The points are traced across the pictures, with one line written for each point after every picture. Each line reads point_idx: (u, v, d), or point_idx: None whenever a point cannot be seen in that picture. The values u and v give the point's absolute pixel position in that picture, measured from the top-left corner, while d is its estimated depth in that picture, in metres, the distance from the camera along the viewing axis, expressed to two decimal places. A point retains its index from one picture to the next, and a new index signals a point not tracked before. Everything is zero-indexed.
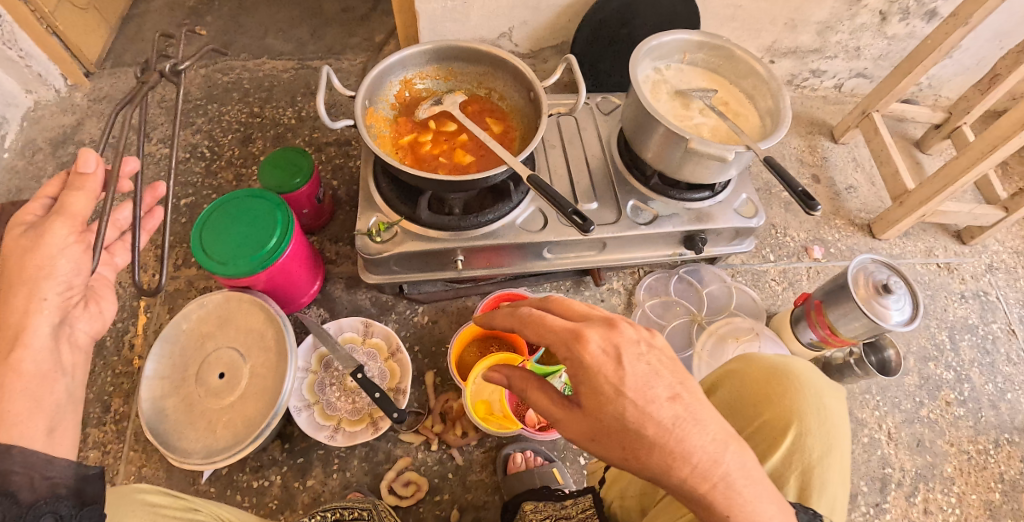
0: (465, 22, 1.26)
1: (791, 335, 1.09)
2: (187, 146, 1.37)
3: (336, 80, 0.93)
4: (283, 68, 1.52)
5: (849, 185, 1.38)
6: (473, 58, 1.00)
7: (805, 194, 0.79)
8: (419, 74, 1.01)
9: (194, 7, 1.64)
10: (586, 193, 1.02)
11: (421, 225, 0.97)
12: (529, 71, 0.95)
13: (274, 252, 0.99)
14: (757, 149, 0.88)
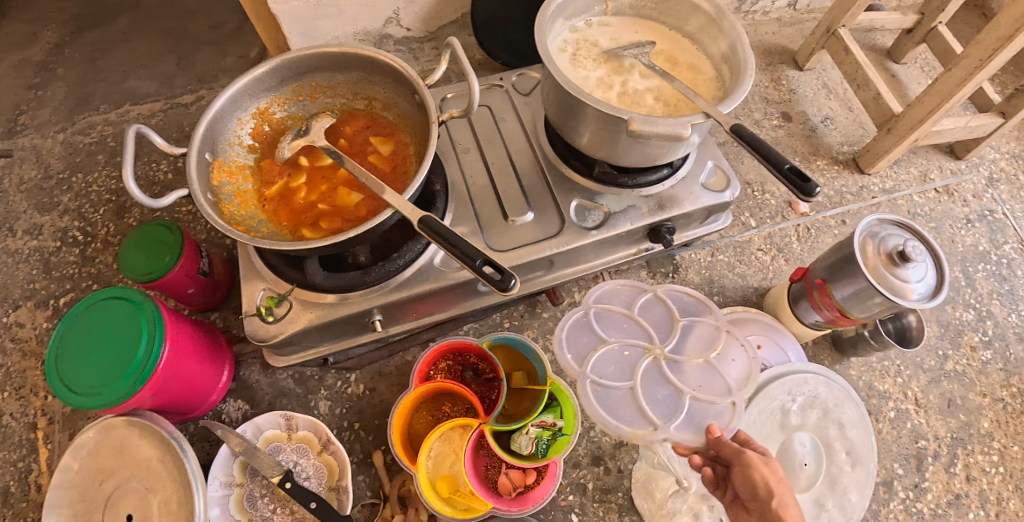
0: (338, 16, 1.03)
1: (792, 317, 0.92)
2: (56, 231, 1.13)
3: (157, 139, 0.76)
4: (152, 112, 1.27)
5: (824, 116, 1.19)
6: (338, 65, 0.84)
7: (795, 171, 0.60)
8: (273, 101, 0.86)
9: (43, 61, 1.37)
10: (518, 203, 0.83)
11: (319, 290, 0.83)
12: (404, 69, 0.78)
13: (149, 363, 0.81)
14: (717, 116, 0.68)
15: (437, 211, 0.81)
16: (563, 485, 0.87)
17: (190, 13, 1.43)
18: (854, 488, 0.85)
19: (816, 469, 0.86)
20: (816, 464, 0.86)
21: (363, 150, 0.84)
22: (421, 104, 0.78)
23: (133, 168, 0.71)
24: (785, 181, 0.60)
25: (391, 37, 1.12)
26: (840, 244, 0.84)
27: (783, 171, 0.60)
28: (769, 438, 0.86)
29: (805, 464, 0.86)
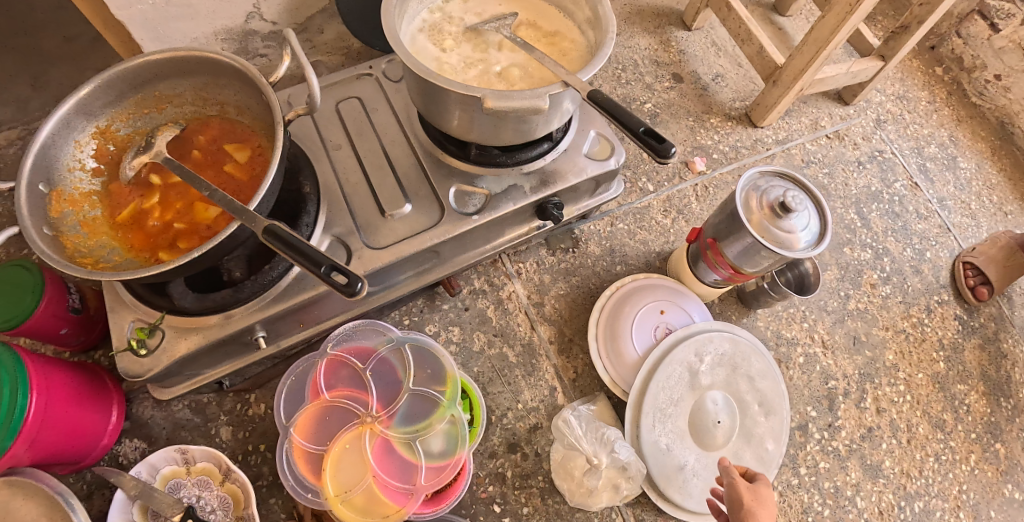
0: (192, 15, 0.95)
1: (693, 278, 0.92)
2: None
3: None
4: None
5: (714, 74, 1.20)
6: (178, 70, 0.77)
7: (650, 132, 0.58)
8: (113, 117, 0.78)
9: None
10: (394, 196, 0.80)
11: (192, 313, 0.77)
12: (246, 69, 0.73)
13: (15, 414, 0.72)
14: (574, 82, 0.65)
15: (308, 215, 0.76)
16: (483, 477, 0.83)
17: (41, 26, 1.30)
18: (767, 438, 0.86)
19: (732, 424, 0.86)
20: (732, 419, 0.86)
21: (219, 160, 0.79)
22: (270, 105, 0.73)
23: None
24: (641, 144, 0.57)
25: (257, 32, 1.04)
26: (726, 201, 0.83)
27: (637, 134, 0.58)
28: (683, 400, 0.84)
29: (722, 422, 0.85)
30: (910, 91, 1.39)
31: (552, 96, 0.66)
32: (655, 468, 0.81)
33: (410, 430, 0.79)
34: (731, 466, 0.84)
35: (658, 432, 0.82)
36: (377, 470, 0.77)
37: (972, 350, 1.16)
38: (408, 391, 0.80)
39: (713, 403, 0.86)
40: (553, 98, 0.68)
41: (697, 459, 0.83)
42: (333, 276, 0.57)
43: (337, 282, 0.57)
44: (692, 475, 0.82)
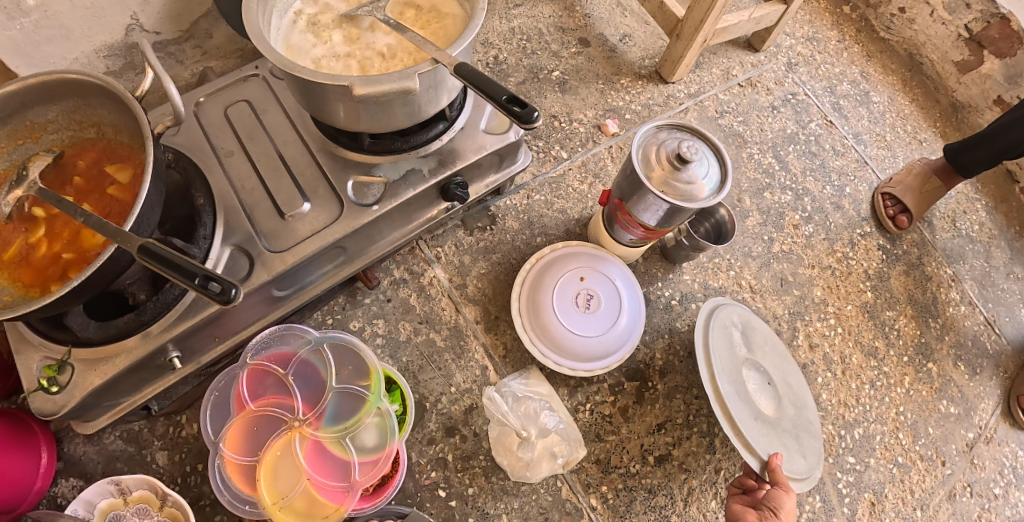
0: (66, 34, 0.91)
1: (611, 240, 0.93)
2: None
3: None
4: None
5: (621, 35, 1.20)
6: (42, 96, 0.74)
7: (513, 100, 0.58)
8: None
9: None
10: (292, 196, 0.78)
11: (94, 345, 0.73)
12: (110, 86, 0.70)
13: None
14: (443, 59, 0.65)
15: (203, 227, 0.74)
16: (424, 463, 0.83)
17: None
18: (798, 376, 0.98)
19: (782, 387, 0.94)
20: (778, 387, 0.93)
21: (101, 183, 0.76)
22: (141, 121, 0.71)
23: None
24: (504, 112, 0.57)
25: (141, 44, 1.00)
26: (626, 162, 0.83)
27: (500, 102, 0.58)
28: (739, 359, 0.92)
29: (770, 384, 0.93)
30: (819, 32, 1.41)
31: (423, 75, 0.65)
32: (741, 422, 0.84)
33: (340, 428, 0.78)
34: (795, 430, 0.90)
35: (728, 383, 0.87)
36: (310, 473, 0.75)
37: (898, 277, 1.19)
38: (334, 390, 0.79)
39: (757, 374, 0.92)
40: (426, 78, 0.67)
41: (770, 425, 0.88)
42: (212, 286, 0.56)
43: (214, 293, 0.55)
44: (764, 433, 0.86)
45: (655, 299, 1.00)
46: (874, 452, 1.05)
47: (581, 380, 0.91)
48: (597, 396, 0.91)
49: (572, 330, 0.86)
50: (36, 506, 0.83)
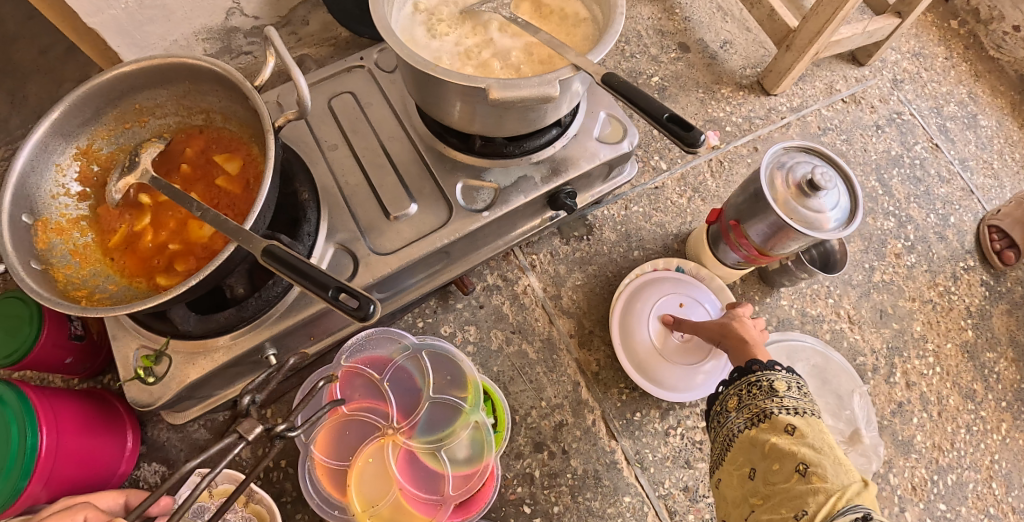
0: (168, 16, 0.89)
1: (714, 260, 0.89)
2: None
3: None
4: None
5: (721, 42, 1.14)
6: (154, 80, 0.71)
7: (675, 119, 0.56)
8: (93, 135, 0.72)
9: None
10: (400, 196, 0.75)
11: (194, 337, 0.71)
12: (229, 72, 0.67)
13: (29, 452, 0.68)
14: (589, 63, 0.61)
15: (308, 223, 0.71)
16: (510, 478, 0.81)
17: (11, 37, 1.17)
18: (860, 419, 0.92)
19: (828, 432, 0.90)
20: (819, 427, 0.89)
21: (209, 172, 0.74)
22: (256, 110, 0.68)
23: None
24: (666, 132, 0.55)
25: (239, 29, 0.98)
26: (748, 180, 0.80)
27: (662, 121, 0.55)
28: None
29: None
30: (926, 48, 1.33)
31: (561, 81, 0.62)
32: None
33: (433, 439, 0.75)
34: None
35: None
36: (401, 481, 0.73)
37: (1001, 316, 1.11)
38: (428, 399, 0.77)
39: None
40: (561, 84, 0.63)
41: None
42: (343, 301, 0.52)
43: (349, 307, 0.51)
44: None
45: None
46: (965, 501, 0.98)
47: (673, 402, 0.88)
48: (688, 420, 0.87)
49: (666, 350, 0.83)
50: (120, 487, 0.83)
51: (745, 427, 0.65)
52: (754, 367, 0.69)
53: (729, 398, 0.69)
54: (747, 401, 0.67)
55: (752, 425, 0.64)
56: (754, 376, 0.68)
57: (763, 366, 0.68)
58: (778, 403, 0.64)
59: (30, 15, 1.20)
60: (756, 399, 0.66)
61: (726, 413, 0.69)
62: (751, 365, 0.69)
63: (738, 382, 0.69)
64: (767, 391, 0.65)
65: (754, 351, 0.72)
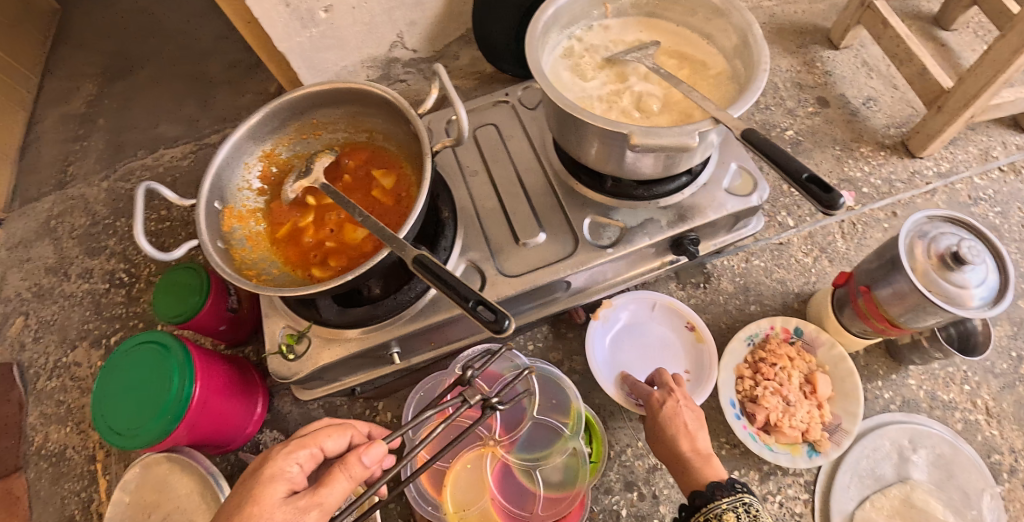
0: (343, 45, 1.00)
1: (836, 326, 0.86)
2: (107, 273, 1.25)
3: (167, 192, 0.73)
4: (184, 155, 1.25)
5: (865, 98, 1.11)
6: (332, 100, 0.79)
7: (815, 181, 0.58)
8: (277, 142, 0.81)
9: (85, 113, 1.47)
10: (531, 223, 0.81)
11: (332, 326, 0.80)
12: (399, 98, 0.74)
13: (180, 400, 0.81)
14: (730, 119, 0.64)
15: (445, 239, 0.78)
16: (597, 511, 0.81)
17: (209, 53, 1.39)
18: None
19: None
20: None
21: (366, 184, 0.81)
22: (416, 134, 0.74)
23: (142, 221, 0.69)
24: (806, 192, 0.58)
25: (399, 60, 1.09)
26: (883, 247, 0.77)
27: (800, 181, 0.59)
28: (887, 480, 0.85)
29: None
30: None
31: (705, 134, 0.66)
32: None
33: (530, 458, 0.79)
34: None
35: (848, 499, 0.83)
36: (494, 492, 0.77)
37: None
38: (532, 419, 0.80)
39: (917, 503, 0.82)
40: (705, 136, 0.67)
41: None
42: (482, 312, 0.57)
43: (485, 318, 0.56)
44: None
45: (871, 398, 0.91)
46: None
47: (775, 467, 0.85)
48: (789, 489, 0.84)
49: (693, 320, 0.87)
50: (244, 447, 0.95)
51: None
52: (713, 492, 0.63)
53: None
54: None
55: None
56: (722, 501, 0.62)
57: (726, 489, 0.63)
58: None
59: (226, 36, 1.42)
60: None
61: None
62: (714, 491, 0.63)
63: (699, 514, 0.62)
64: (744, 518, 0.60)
65: (701, 471, 0.66)
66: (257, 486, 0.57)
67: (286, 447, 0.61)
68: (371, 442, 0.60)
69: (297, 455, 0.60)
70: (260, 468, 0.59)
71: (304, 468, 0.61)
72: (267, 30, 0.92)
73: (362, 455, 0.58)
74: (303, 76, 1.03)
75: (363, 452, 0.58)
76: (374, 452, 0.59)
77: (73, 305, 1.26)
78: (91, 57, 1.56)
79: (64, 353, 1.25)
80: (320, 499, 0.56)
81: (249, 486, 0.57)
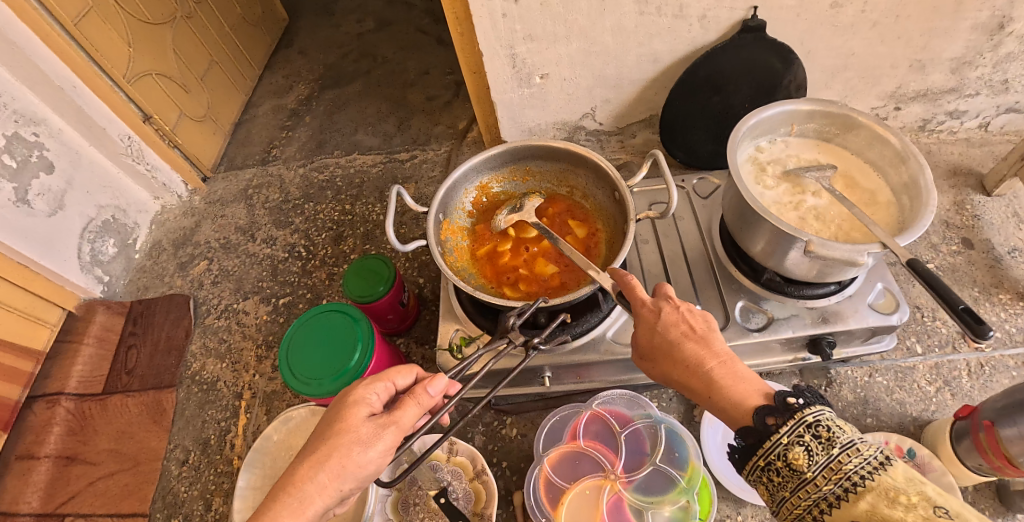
0: (544, 107, 1.20)
1: (951, 456, 0.90)
2: (287, 245, 1.48)
3: (408, 199, 0.91)
4: (373, 163, 1.51)
5: (1010, 248, 1.19)
6: (551, 155, 0.92)
7: (969, 312, 0.70)
8: (494, 177, 0.96)
9: (295, 108, 1.79)
10: (689, 296, 0.95)
11: (502, 340, 0.95)
12: (613, 170, 0.86)
13: (356, 369, 0.97)
14: (897, 247, 0.76)
15: (615, 291, 0.94)
16: None
17: (412, 84, 1.66)
18: None
19: None
20: None
21: (560, 230, 0.94)
22: (619, 202, 0.86)
23: (391, 219, 0.86)
24: (959, 319, 0.70)
25: (585, 128, 1.26)
26: (1013, 389, 0.82)
27: (956, 309, 0.71)
28: None
29: None
30: None
31: (873, 255, 0.78)
32: None
33: (644, 499, 0.87)
34: None
35: None
36: None
37: None
38: (653, 464, 0.90)
39: None
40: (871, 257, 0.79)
41: None
42: None
43: None
44: None
45: None
46: None
47: None
48: None
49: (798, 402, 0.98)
50: None
51: (824, 505, 0.56)
52: (768, 422, 0.62)
53: (759, 469, 0.62)
54: (794, 464, 0.59)
55: (833, 501, 0.56)
56: (786, 429, 0.60)
57: (781, 416, 0.61)
58: (836, 453, 0.57)
59: (426, 73, 1.69)
60: (812, 449, 0.58)
61: (781, 485, 0.61)
62: (766, 420, 0.62)
63: (760, 452, 0.62)
64: (815, 447, 0.58)
65: (749, 395, 0.65)
66: (346, 411, 0.68)
67: (367, 380, 0.72)
68: (435, 375, 0.71)
69: (379, 387, 0.71)
70: (346, 398, 0.70)
71: (382, 397, 0.72)
72: (491, 82, 1.15)
73: (428, 386, 0.70)
74: (503, 123, 1.24)
75: (429, 384, 0.70)
76: (437, 384, 0.70)
77: (253, 263, 1.50)
78: (310, 64, 1.92)
79: (236, 301, 1.47)
80: (395, 420, 0.68)
81: (341, 410, 0.69)
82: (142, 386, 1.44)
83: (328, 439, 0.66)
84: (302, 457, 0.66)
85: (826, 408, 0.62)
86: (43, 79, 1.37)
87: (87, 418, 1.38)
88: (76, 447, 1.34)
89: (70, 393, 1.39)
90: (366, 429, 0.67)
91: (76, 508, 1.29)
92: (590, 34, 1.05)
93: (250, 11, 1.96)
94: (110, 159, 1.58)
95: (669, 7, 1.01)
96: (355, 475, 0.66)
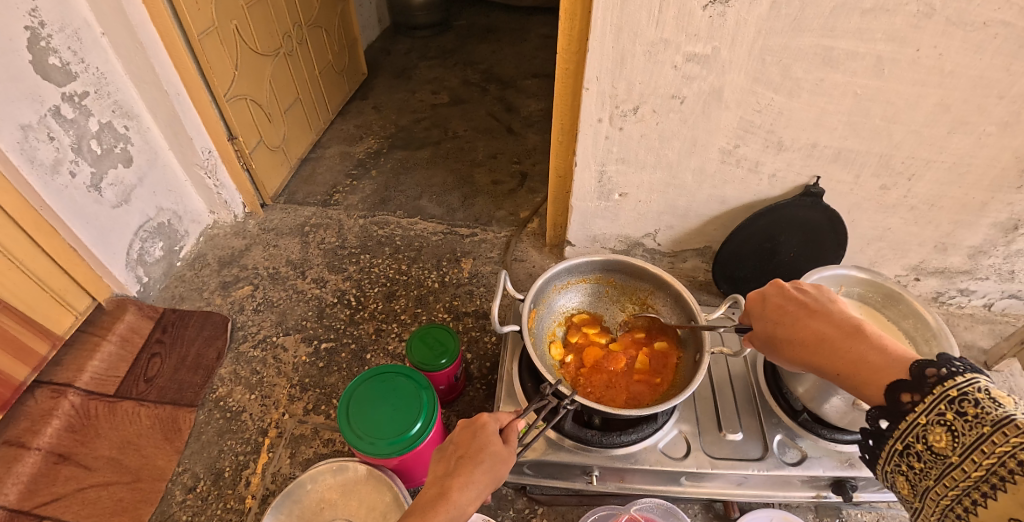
0: (614, 219, 1.41)
1: None
2: (338, 290, 1.58)
3: (509, 284, 1.06)
4: (434, 231, 1.71)
5: None
6: (637, 274, 1.11)
7: None
8: (582, 279, 1.13)
9: (362, 159, 2.01)
10: (733, 422, 1.06)
11: (561, 433, 1.02)
12: (692, 301, 1.03)
13: (415, 437, 1.01)
14: None
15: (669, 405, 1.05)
16: None
17: (478, 164, 1.97)
18: None
19: None
20: None
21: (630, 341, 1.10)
22: (693, 329, 1.02)
23: (499, 301, 1.00)
24: None
25: (643, 245, 1.46)
26: None
27: None
28: None
29: None
30: None
31: None
32: None
33: None
34: None
35: None
36: None
37: None
38: None
39: None
40: None
41: None
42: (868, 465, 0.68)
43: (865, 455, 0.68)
44: None
45: None
46: None
47: None
48: None
49: None
50: (410, 487, 1.13)
51: (976, 489, 0.54)
52: (902, 400, 0.62)
53: (897, 454, 0.63)
54: (935, 445, 0.58)
55: (988, 485, 0.53)
56: (926, 407, 0.60)
57: (918, 392, 0.61)
58: (987, 431, 0.54)
59: (494, 157, 2.00)
60: (957, 428, 0.57)
61: (925, 469, 0.60)
62: (898, 399, 0.63)
63: (897, 435, 0.62)
64: (959, 428, 0.56)
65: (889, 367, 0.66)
66: (474, 432, 0.75)
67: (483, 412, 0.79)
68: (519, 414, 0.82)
69: (497, 418, 0.78)
70: (468, 423, 0.77)
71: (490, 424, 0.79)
72: (575, 189, 1.35)
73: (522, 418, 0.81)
74: (573, 225, 1.45)
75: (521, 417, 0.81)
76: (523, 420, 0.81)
77: (301, 300, 1.57)
78: (383, 120, 2.19)
79: (276, 334, 1.50)
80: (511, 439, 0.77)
81: (468, 434, 0.75)
82: (151, 397, 1.37)
83: (467, 456, 0.72)
84: (449, 470, 0.71)
85: (981, 379, 0.58)
86: (151, 80, 1.46)
87: (90, 418, 1.30)
88: (72, 446, 1.26)
89: (79, 388, 1.32)
90: (499, 451, 0.73)
91: (52, 513, 1.17)
92: (674, 170, 1.24)
93: (339, 60, 2.19)
94: (184, 167, 1.65)
95: (746, 163, 1.20)
96: (495, 481, 0.73)
